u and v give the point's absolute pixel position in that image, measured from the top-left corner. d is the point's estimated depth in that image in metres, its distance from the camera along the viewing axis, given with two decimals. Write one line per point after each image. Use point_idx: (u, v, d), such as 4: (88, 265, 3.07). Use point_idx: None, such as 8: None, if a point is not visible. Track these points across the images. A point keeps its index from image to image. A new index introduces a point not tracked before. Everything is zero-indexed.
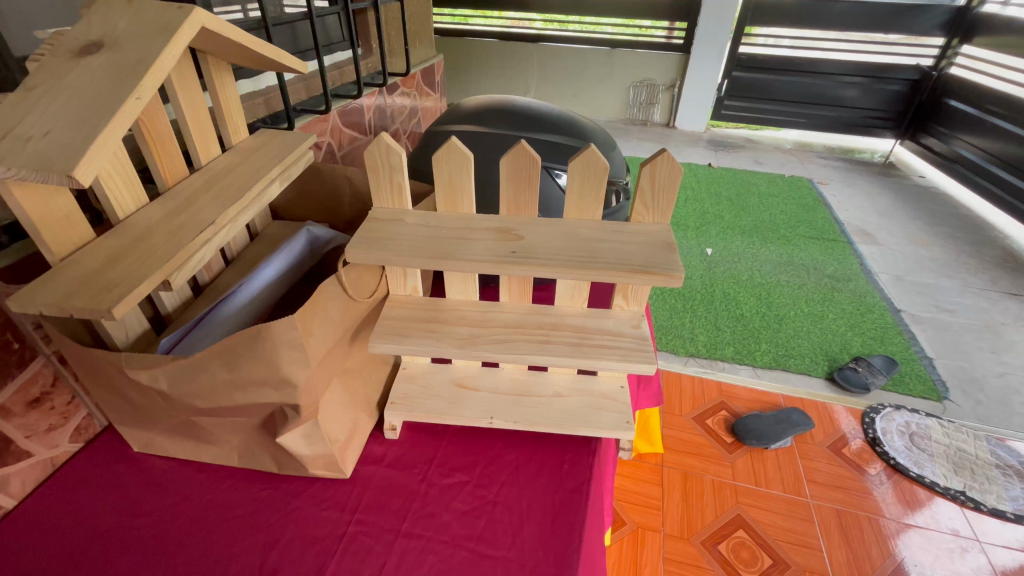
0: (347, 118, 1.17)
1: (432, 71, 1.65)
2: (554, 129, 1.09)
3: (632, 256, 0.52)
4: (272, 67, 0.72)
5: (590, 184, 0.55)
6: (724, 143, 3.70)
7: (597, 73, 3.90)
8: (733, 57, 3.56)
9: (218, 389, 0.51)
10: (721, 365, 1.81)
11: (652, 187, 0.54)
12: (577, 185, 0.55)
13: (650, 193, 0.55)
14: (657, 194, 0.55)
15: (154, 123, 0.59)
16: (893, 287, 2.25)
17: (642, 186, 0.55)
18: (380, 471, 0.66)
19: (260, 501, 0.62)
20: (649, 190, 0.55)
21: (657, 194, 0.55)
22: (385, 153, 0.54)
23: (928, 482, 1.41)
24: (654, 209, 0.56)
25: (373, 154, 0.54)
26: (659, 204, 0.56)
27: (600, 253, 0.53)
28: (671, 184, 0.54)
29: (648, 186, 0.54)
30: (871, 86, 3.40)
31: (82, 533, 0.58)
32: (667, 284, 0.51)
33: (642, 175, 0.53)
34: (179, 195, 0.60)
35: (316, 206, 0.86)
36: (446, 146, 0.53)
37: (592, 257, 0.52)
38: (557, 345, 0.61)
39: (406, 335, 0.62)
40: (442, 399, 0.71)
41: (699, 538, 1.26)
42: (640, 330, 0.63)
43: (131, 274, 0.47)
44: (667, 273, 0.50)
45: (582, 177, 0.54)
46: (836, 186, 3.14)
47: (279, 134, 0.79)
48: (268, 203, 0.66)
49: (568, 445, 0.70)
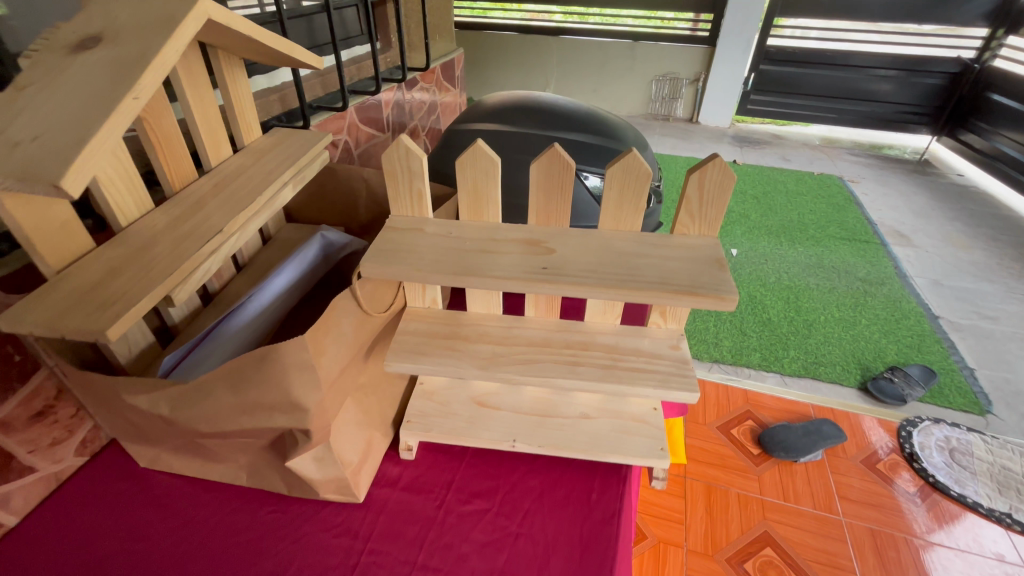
0: (364, 115, 1.13)
1: (453, 65, 1.60)
2: (579, 127, 1.03)
3: (675, 274, 0.47)
4: (286, 62, 0.68)
5: (629, 192, 0.49)
6: (750, 139, 3.58)
7: (618, 67, 3.80)
8: (761, 49, 3.43)
9: (223, 413, 0.48)
10: (747, 372, 1.73)
11: (699, 196, 0.49)
12: (614, 193, 0.50)
13: (696, 203, 0.49)
14: (704, 203, 0.49)
15: (160, 123, 0.55)
16: (931, 292, 2.13)
17: (688, 195, 0.49)
18: (395, 495, 0.62)
19: (267, 526, 0.59)
20: (696, 199, 0.49)
21: (705, 203, 0.49)
22: (404, 157, 0.49)
23: (969, 502, 1.32)
24: (700, 219, 0.51)
25: (391, 158, 0.50)
26: (706, 214, 0.50)
27: (639, 269, 0.47)
28: (722, 193, 0.48)
29: (695, 194, 0.49)
30: (908, 80, 3.24)
31: (84, 557, 0.55)
32: (716, 307, 0.46)
33: (688, 184, 0.48)
34: (187, 200, 0.56)
35: (331, 208, 0.83)
36: (472, 148, 0.49)
37: (631, 275, 0.47)
38: (588, 367, 0.56)
39: (424, 353, 0.57)
40: (461, 418, 0.67)
41: (724, 555, 1.20)
42: (679, 351, 0.58)
43: (130, 289, 0.43)
44: (717, 295, 0.44)
45: (621, 184, 0.49)
46: (868, 184, 3.00)
47: (293, 134, 0.75)
48: (281, 208, 0.61)
49: (595, 471, 0.65)
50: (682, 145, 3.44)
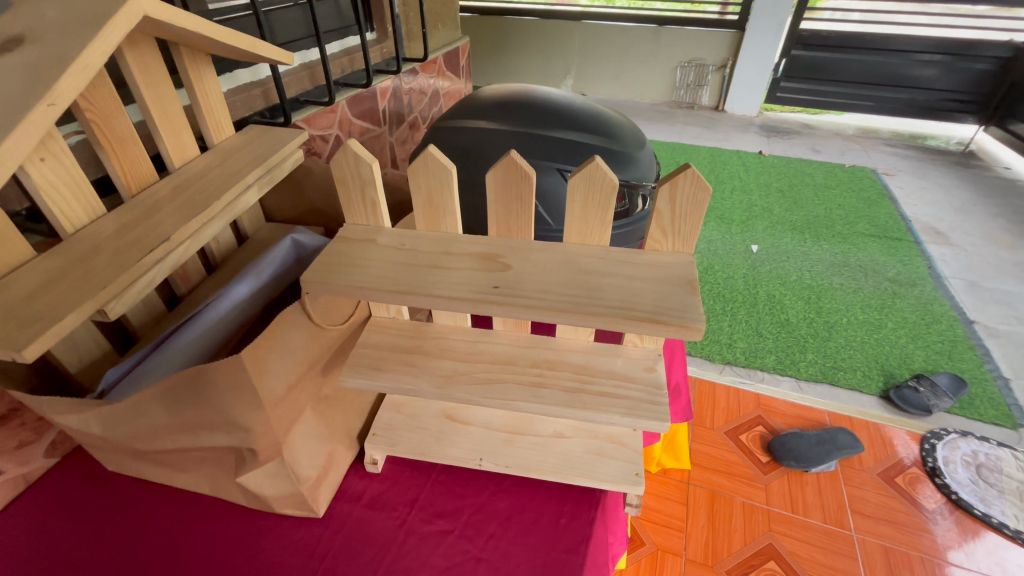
0: (356, 107, 1.10)
1: (457, 54, 1.56)
2: (576, 122, 0.98)
3: (639, 297, 0.42)
4: (255, 59, 0.66)
5: (594, 203, 0.45)
6: (778, 128, 3.41)
7: (641, 53, 3.66)
8: (793, 33, 3.25)
9: (161, 431, 0.46)
10: (761, 376, 1.64)
11: (671, 209, 0.44)
12: (578, 205, 0.45)
13: (668, 217, 0.45)
14: (677, 217, 0.45)
15: (112, 124, 0.54)
16: (966, 295, 2.00)
17: (659, 208, 0.44)
18: (356, 511, 0.60)
19: (224, 539, 0.58)
20: (668, 214, 0.45)
21: (678, 218, 0.45)
22: (353, 164, 0.46)
23: (994, 523, 1.24)
24: (674, 235, 0.46)
25: (340, 165, 0.47)
26: (679, 228, 0.46)
27: (601, 290, 0.43)
28: (696, 207, 0.43)
29: (666, 208, 0.44)
30: (953, 65, 3.03)
31: (42, 563, 0.55)
32: (682, 336, 0.41)
33: (659, 196, 0.43)
34: (142, 204, 0.55)
35: (309, 208, 0.80)
36: (424, 154, 0.45)
37: (591, 297, 0.43)
38: (553, 390, 0.52)
39: (382, 369, 0.54)
40: (429, 433, 0.64)
41: (725, 567, 1.14)
42: (654, 374, 0.54)
43: (58, 304, 0.41)
44: (681, 324, 0.40)
45: (585, 195, 0.45)
46: (904, 177, 2.83)
47: (267, 132, 0.72)
48: (242, 212, 0.59)
49: (567, 494, 0.62)
50: (705, 135, 3.30)
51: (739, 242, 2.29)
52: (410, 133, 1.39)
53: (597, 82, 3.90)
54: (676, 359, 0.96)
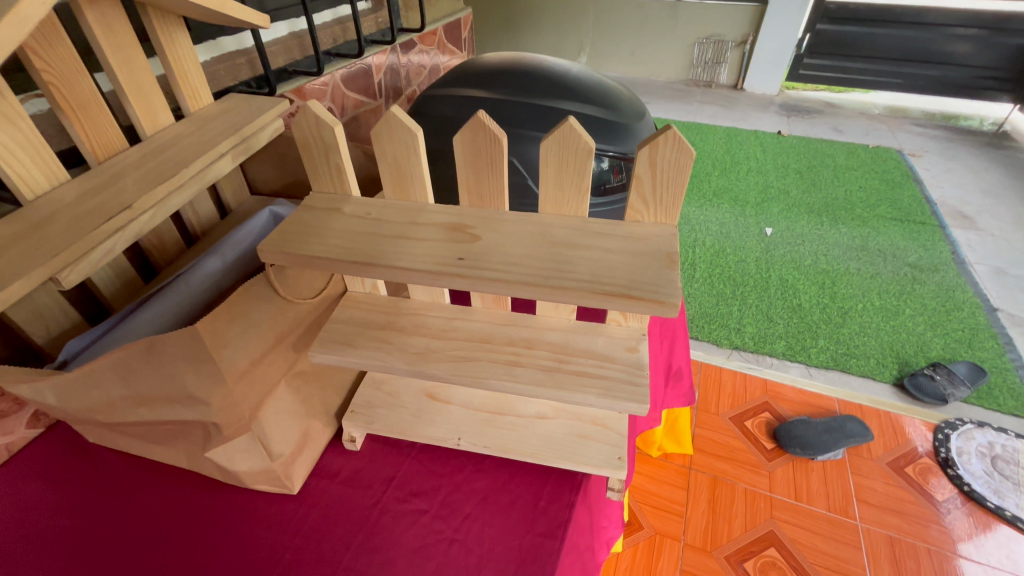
0: (350, 80, 1.07)
1: (458, 26, 1.51)
2: (574, 93, 0.94)
3: (612, 270, 0.39)
4: (229, 22, 0.63)
5: (568, 169, 0.42)
6: (799, 107, 3.27)
7: (658, 28, 3.53)
8: (818, 6, 3.09)
9: (121, 403, 0.45)
10: (769, 362, 1.60)
11: (652, 176, 0.41)
12: (552, 171, 0.42)
13: (649, 184, 0.41)
14: (658, 185, 0.41)
15: (73, 88, 0.52)
16: (990, 282, 1.91)
17: (638, 174, 0.41)
18: (332, 488, 0.59)
19: (199, 512, 0.57)
20: (649, 180, 0.41)
21: (660, 186, 0.41)
22: (314, 128, 0.44)
23: (1007, 516, 1.19)
24: (655, 205, 0.43)
25: (301, 128, 0.44)
26: (661, 197, 0.42)
27: (572, 263, 0.40)
28: (679, 173, 0.40)
29: (646, 174, 0.41)
30: (989, 40, 2.85)
31: (20, 532, 0.55)
32: (656, 312, 0.38)
33: (638, 159, 0.40)
34: (108, 171, 0.53)
35: (294, 181, 0.78)
36: (387, 116, 0.42)
37: (562, 270, 0.40)
38: (528, 369, 0.50)
39: (352, 344, 0.52)
40: (408, 411, 0.63)
41: (723, 552, 1.12)
42: (635, 355, 0.51)
43: (5, 271, 0.40)
44: (655, 300, 0.37)
45: (559, 160, 0.41)
46: (931, 158, 2.70)
47: (246, 100, 0.69)
48: (213, 182, 0.57)
49: (548, 477, 0.60)
50: (722, 114, 3.19)
51: (753, 225, 2.22)
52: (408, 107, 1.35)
53: (612, 59, 3.78)
54: (680, 340, 0.93)
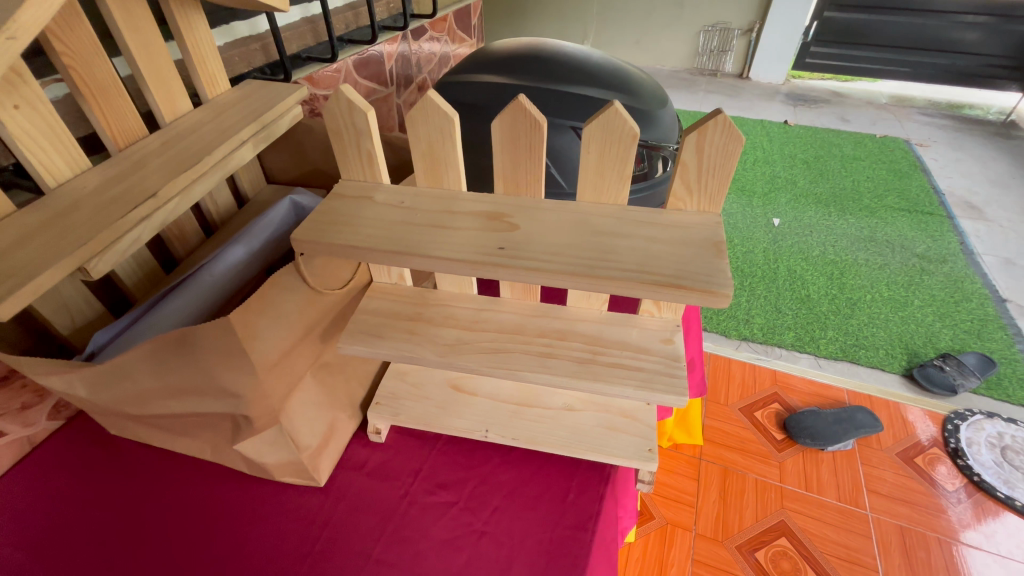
0: (361, 66, 1.05)
1: (468, 12, 1.48)
2: (591, 79, 0.92)
3: (658, 260, 0.39)
4: (249, 5, 0.61)
5: (610, 156, 0.41)
6: (805, 97, 3.24)
7: (664, 15, 3.48)
8: None
9: (152, 395, 0.45)
10: (778, 352, 1.59)
11: (698, 162, 0.39)
12: (593, 157, 0.41)
13: (694, 171, 0.40)
14: (704, 172, 0.40)
15: (92, 72, 0.50)
16: (999, 272, 1.90)
17: (684, 160, 0.40)
18: (359, 480, 0.59)
19: (225, 504, 0.57)
20: (695, 167, 0.40)
21: (705, 173, 0.40)
22: (346, 113, 0.43)
23: (1018, 506, 1.19)
24: (699, 192, 0.42)
25: (333, 113, 0.43)
26: (706, 184, 0.41)
27: (616, 252, 0.40)
28: (726, 159, 0.39)
29: (693, 160, 0.39)
30: (999, 27, 2.81)
31: (48, 522, 0.55)
32: (706, 303, 0.38)
33: (684, 146, 0.39)
34: (129, 159, 0.52)
35: (311, 170, 0.76)
36: (422, 100, 0.41)
37: (605, 259, 0.39)
38: (562, 361, 0.49)
39: (382, 336, 0.52)
40: (433, 403, 0.62)
41: (734, 542, 1.12)
42: (671, 346, 0.50)
43: (33, 260, 0.39)
44: (706, 290, 0.37)
45: (601, 146, 0.40)
46: (939, 148, 2.67)
47: (264, 86, 0.67)
48: (235, 170, 0.56)
49: (576, 468, 0.59)
50: (729, 103, 3.15)
51: (760, 215, 2.20)
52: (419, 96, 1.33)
53: (616, 47, 3.73)
54: (693, 329, 0.92)
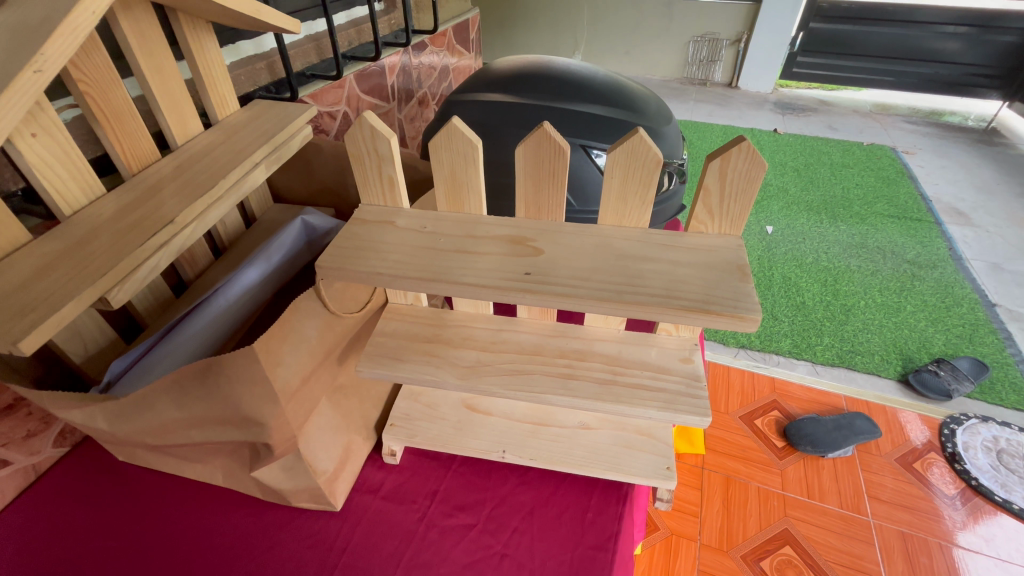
0: (364, 83, 1.06)
1: (466, 26, 1.49)
2: (592, 94, 0.93)
3: (685, 284, 0.40)
4: (260, 27, 0.62)
5: (634, 181, 0.42)
6: (794, 105, 3.29)
7: (653, 26, 3.52)
8: (812, 5, 3.10)
9: (173, 425, 0.45)
10: (776, 360, 1.60)
11: (721, 187, 0.41)
12: (616, 182, 0.42)
13: (717, 196, 0.41)
14: (727, 196, 0.41)
15: (108, 98, 0.50)
16: (988, 277, 1.94)
17: (706, 185, 0.41)
18: (375, 503, 0.58)
19: (241, 530, 0.56)
20: (717, 191, 0.41)
21: (727, 197, 0.41)
22: (369, 139, 0.43)
23: (1015, 509, 1.20)
24: (721, 216, 0.43)
25: (355, 140, 0.43)
26: (728, 208, 0.42)
27: (643, 277, 0.41)
28: (748, 184, 0.40)
29: (716, 185, 0.41)
30: (978, 37, 2.89)
31: (56, 554, 0.54)
32: (734, 327, 0.40)
33: (708, 171, 0.40)
34: (143, 184, 0.51)
35: (320, 188, 0.76)
36: (447, 126, 0.41)
37: (632, 284, 0.41)
38: (584, 382, 0.50)
39: (402, 359, 0.52)
40: (449, 423, 0.62)
41: (739, 552, 1.10)
42: (690, 365, 0.51)
43: (57, 291, 0.38)
44: (734, 314, 0.38)
45: (625, 171, 0.41)
46: (925, 155, 2.73)
47: (274, 107, 0.67)
48: (249, 193, 0.55)
49: (593, 488, 0.59)
50: (719, 112, 3.19)
51: (754, 224, 2.23)
52: (419, 110, 1.34)
53: (607, 57, 3.76)
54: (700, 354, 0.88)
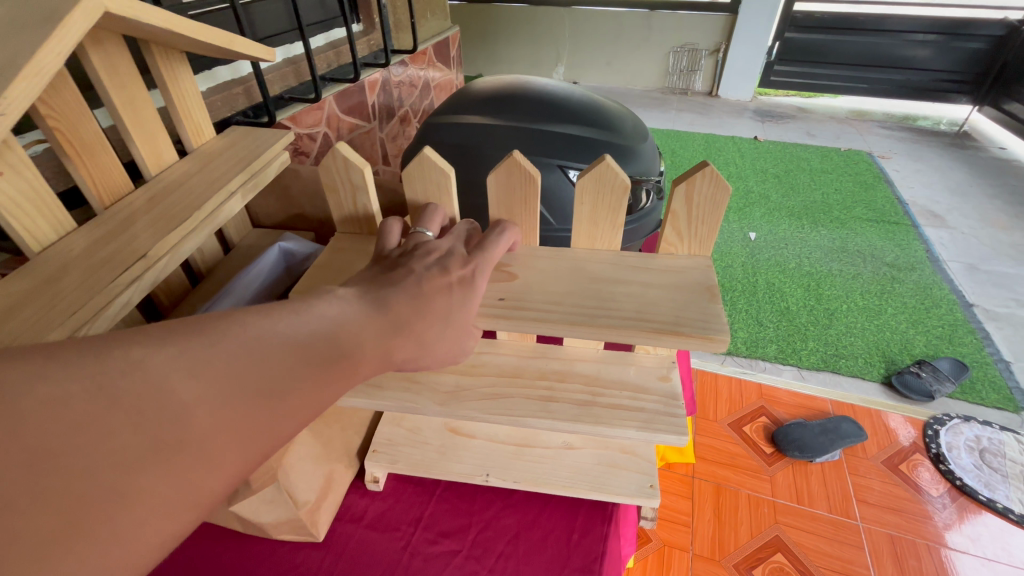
0: (344, 103, 1.06)
1: (446, 45, 1.51)
2: (569, 114, 0.94)
3: (656, 306, 0.41)
4: (235, 57, 0.62)
5: (603, 207, 0.44)
6: (772, 113, 3.35)
7: (633, 38, 3.58)
8: (786, 16, 3.19)
9: None
10: (763, 365, 1.60)
11: (688, 211, 0.43)
12: (587, 208, 0.45)
13: (684, 219, 0.44)
14: (694, 219, 0.44)
15: (78, 132, 0.50)
16: (964, 278, 1.98)
17: (675, 210, 0.44)
18: (358, 533, 0.58)
19: (220, 566, 0.55)
20: (684, 216, 0.44)
21: (694, 220, 0.44)
22: (341, 167, 0.45)
23: (999, 508, 1.22)
24: (690, 238, 0.46)
25: (328, 169, 0.46)
26: (696, 231, 0.45)
27: (615, 299, 0.42)
28: (714, 207, 0.43)
29: (682, 209, 0.43)
30: (946, 45, 2.99)
31: None
32: (704, 347, 0.40)
33: (675, 195, 0.42)
34: (116, 217, 0.51)
35: (300, 214, 0.76)
36: (419, 157, 0.45)
37: (604, 307, 0.42)
38: (563, 405, 0.50)
39: (382, 387, 0.52)
40: (432, 448, 0.62)
41: (731, 561, 1.10)
42: (668, 384, 0.52)
43: (24, 333, 0.38)
44: (703, 334, 0.39)
45: (594, 197, 0.44)
46: (900, 160, 2.79)
47: (251, 133, 0.67)
48: (225, 223, 0.54)
49: (579, 508, 0.59)
50: (700, 121, 3.24)
51: (737, 230, 2.26)
52: (401, 128, 1.35)
53: (589, 69, 3.80)
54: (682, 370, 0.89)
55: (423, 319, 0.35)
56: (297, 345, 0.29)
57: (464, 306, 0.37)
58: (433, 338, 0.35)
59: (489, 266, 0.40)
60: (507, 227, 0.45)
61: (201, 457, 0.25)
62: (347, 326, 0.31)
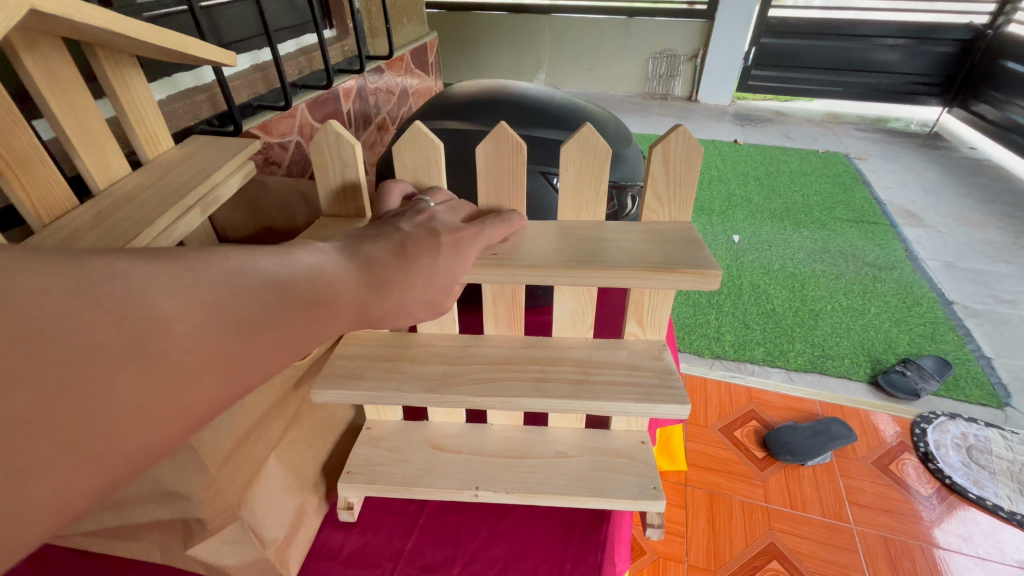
0: (319, 111, 1.02)
1: (424, 51, 1.48)
2: (549, 118, 0.92)
3: (646, 253, 0.45)
4: (192, 62, 0.58)
5: (586, 173, 0.47)
6: (751, 116, 3.39)
7: (613, 44, 3.60)
8: (761, 21, 3.23)
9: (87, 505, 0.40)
10: (751, 368, 1.59)
11: (665, 172, 0.46)
12: (572, 175, 0.47)
13: (663, 180, 0.47)
14: (671, 182, 0.47)
15: (11, 144, 0.46)
16: (943, 276, 2.00)
17: (653, 172, 0.46)
18: (334, 570, 0.54)
19: None
20: (663, 177, 0.46)
21: (672, 182, 0.47)
22: (333, 144, 0.47)
23: (989, 505, 1.21)
24: (669, 203, 0.49)
25: (320, 146, 0.48)
26: (674, 196, 0.48)
27: (604, 252, 0.45)
28: (688, 168, 0.46)
29: (660, 171, 0.46)
30: (916, 49, 3.06)
31: None
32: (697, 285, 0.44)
33: (652, 158, 0.45)
34: (55, 233, 0.46)
35: (267, 225, 0.72)
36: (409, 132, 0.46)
37: (595, 259, 0.44)
38: (557, 384, 0.49)
39: (364, 378, 0.49)
40: (415, 465, 0.57)
41: (727, 572, 1.07)
42: (662, 362, 0.51)
43: None
44: (698, 271, 0.43)
45: (578, 165, 0.46)
46: (876, 161, 2.84)
47: (212, 143, 0.63)
48: (181, 240, 0.50)
49: (570, 537, 0.56)
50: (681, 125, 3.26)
51: (721, 233, 2.26)
52: (378, 135, 1.31)
53: (569, 76, 3.80)
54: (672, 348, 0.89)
55: (406, 280, 0.36)
56: (281, 284, 0.30)
57: (448, 268, 0.39)
58: (414, 297, 0.37)
59: (478, 243, 0.42)
60: (510, 212, 0.46)
61: (179, 374, 0.25)
62: (323, 285, 0.32)
